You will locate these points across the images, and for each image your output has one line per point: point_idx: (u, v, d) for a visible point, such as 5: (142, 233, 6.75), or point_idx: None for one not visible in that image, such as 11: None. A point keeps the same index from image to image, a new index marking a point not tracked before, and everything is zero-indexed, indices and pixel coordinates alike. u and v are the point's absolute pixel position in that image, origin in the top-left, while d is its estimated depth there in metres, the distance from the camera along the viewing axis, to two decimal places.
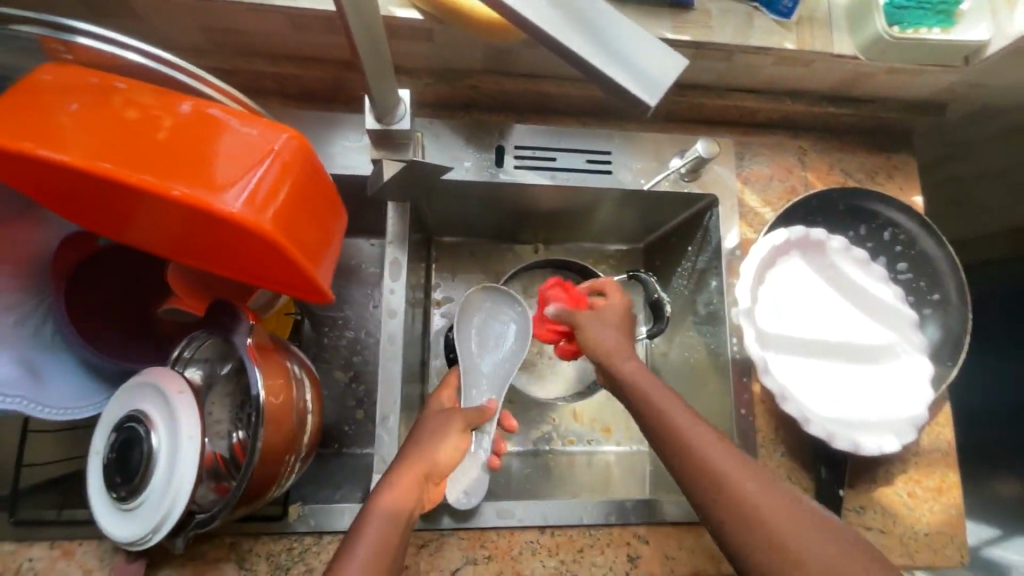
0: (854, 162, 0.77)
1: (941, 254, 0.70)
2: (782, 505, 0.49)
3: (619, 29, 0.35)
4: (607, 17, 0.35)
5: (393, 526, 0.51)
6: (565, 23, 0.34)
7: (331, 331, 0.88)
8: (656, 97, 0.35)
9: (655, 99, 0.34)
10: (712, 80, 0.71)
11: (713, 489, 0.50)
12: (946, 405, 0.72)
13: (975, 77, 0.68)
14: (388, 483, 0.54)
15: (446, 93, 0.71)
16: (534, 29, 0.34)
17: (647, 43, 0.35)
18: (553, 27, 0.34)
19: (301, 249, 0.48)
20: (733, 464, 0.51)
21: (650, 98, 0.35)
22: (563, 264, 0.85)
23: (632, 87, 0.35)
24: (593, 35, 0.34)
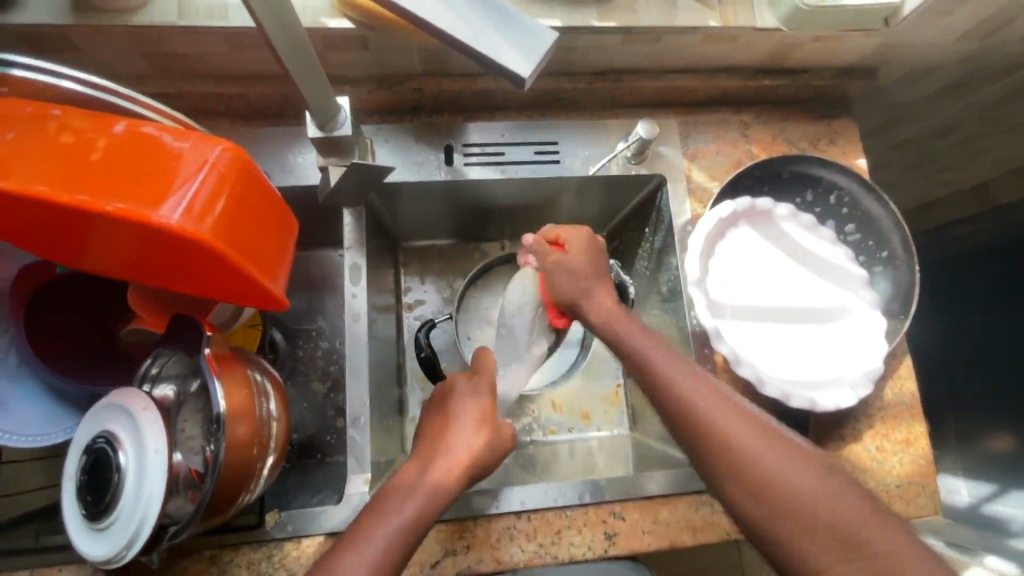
0: (797, 131, 0.80)
1: (885, 212, 0.72)
2: (768, 450, 0.50)
3: (508, 17, 0.37)
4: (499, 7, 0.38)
5: (437, 498, 0.54)
6: (452, 17, 0.37)
7: (305, 343, 0.89)
8: (529, 75, 0.37)
9: (527, 77, 0.36)
10: (647, 64, 0.73)
11: (699, 435, 0.52)
12: (905, 359, 0.74)
13: (897, 39, 0.71)
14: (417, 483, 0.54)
15: (391, 98, 0.73)
16: (420, 22, 0.36)
17: (528, 30, 0.38)
18: (440, 19, 0.36)
19: (247, 256, 0.50)
20: (720, 411, 0.53)
21: (526, 71, 0.37)
22: None
23: (511, 64, 0.37)
24: (478, 22, 0.37)
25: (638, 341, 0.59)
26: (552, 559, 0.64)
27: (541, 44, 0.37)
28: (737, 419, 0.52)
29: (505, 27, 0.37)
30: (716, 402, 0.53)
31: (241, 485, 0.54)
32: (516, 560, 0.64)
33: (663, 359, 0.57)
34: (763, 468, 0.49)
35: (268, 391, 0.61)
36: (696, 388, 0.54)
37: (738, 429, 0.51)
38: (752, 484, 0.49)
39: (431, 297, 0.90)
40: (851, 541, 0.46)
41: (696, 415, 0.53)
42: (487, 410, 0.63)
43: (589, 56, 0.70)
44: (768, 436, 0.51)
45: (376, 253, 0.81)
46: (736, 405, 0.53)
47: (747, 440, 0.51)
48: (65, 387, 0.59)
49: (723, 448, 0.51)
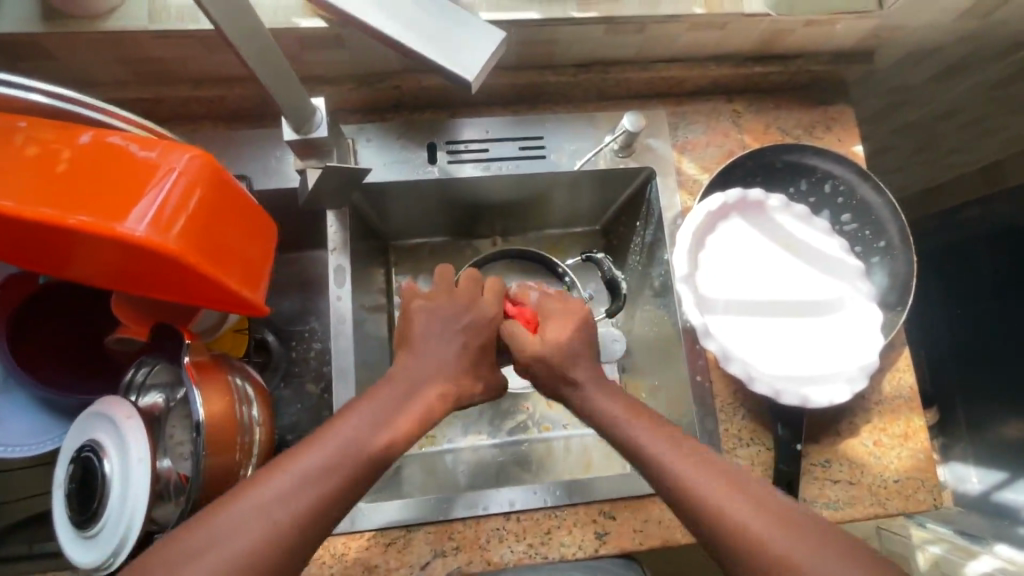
0: (791, 118, 0.77)
1: (881, 201, 0.70)
2: (763, 518, 0.46)
3: (459, 30, 0.43)
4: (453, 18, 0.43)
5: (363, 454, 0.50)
6: (409, 32, 0.43)
7: (299, 344, 0.89)
8: (473, 75, 0.42)
9: (471, 79, 0.42)
10: (632, 54, 0.71)
11: (689, 507, 0.48)
12: (905, 350, 0.72)
13: (892, 20, 0.68)
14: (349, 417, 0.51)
15: (372, 97, 0.72)
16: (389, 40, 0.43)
17: (472, 36, 0.42)
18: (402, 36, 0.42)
19: (219, 265, 0.49)
20: (706, 479, 0.49)
21: (471, 76, 0.42)
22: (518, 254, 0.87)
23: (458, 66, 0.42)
24: (431, 34, 0.42)
25: (633, 429, 0.54)
26: (542, 559, 0.64)
27: (489, 49, 0.42)
28: (762, 511, 0.46)
29: (459, 36, 0.43)
30: (741, 500, 0.47)
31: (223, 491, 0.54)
32: (506, 560, 0.64)
33: (640, 436, 0.53)
34: (769, 542, 0.44)
35: (252, 397, 0.61)
36: (707, 478, 0.49)
37: (763, 524, 0.45)
38: (758, 559, 0.44)
39: None
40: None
41: (712, 513, 0.47)
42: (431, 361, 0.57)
43: (572, 48, 0.68)
44: (764, 507, 0.47)
45: (365, 252, 0.80)
46: (758, 500, 0.47)
47: (778, 534, 0.45)
48: (53, 398, 0.60)
49: (750, 549, 0.45)
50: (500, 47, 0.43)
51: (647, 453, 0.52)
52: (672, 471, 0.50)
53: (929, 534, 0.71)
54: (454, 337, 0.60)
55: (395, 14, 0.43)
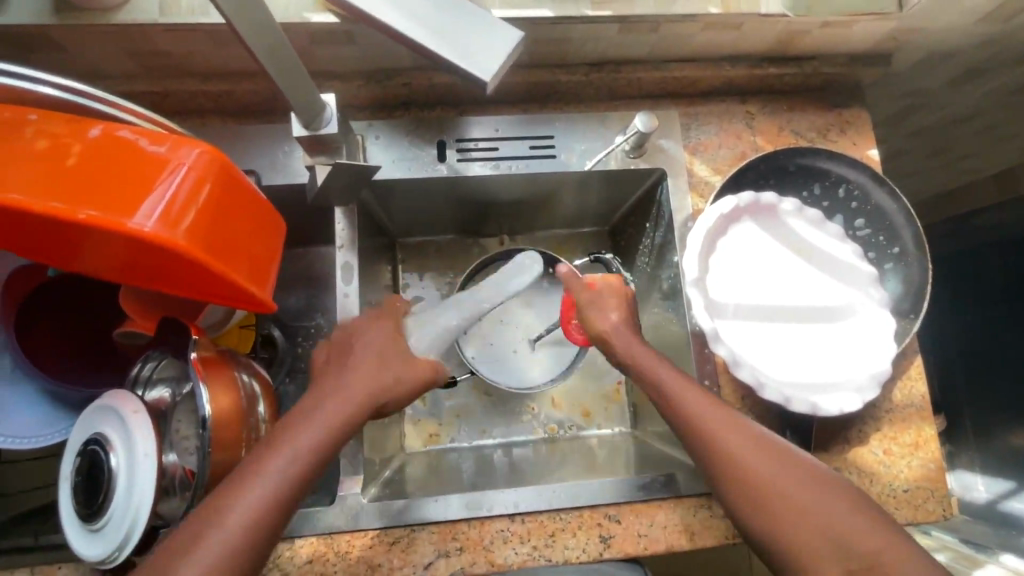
0: (804, 121, 0.76)
1: (896, 206, 0.69)
2: (770, 463, 0.53)
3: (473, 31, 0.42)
4: (468, 20, 0.43)
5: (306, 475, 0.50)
6: (425, 31, 0.42)
7: (305, 340, 0.89)
8: (490, 76, 0.41)
9: (488, 79, 0.41)
10: (645, 54, 0.70)
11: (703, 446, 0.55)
12: (916, 359, 0.71)
13: (911, 22, 0.67)
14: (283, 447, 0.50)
15: (381, 93, 0.71)
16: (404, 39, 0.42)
17: (488, 37, 0.42)
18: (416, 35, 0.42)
19: (227, 261, 0.49)
20: (723, 424, 0.55)
21: (487, 77, 0.41)
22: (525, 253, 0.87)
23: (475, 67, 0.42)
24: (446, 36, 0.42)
25: (655, 371, 0.59)
26: (546, 562, 0.63)
27: (504, 52, 0.42)
28: (770, 457, 0.53)
29: (473, 37, 0.42)
30: (744, 437, 0.54)
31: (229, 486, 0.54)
32: (510, 562, 0.63)
33: (664, 379, 0.58)
34: (770, 485, 0.52)
35: (259, 393, 0.61)
36: (723, 424, 0.55)
37: (760, 460, 0.53)
38: (757, 496, 0.52)
39: (429, 293, 0.89)
40: (863, 562, 0.48)
41: (714, 443, 0.54)
42: (373, 383, 0.57)
43: (585, 46, 0.67)
44: (771, 453, 0.53)
45: (372, 249, 0.80)
46: (758, 438, 0.55)
47: (768, 467, 0.53)
48: (62, 393, 0.60)
49: (741, 478, 0.53)
50: (516, 50, 0.43)
51: (666, 392, 0.58)
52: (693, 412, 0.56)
53: (935, 542, 0.72)
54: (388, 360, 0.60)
55: (408, 14, 0.43)
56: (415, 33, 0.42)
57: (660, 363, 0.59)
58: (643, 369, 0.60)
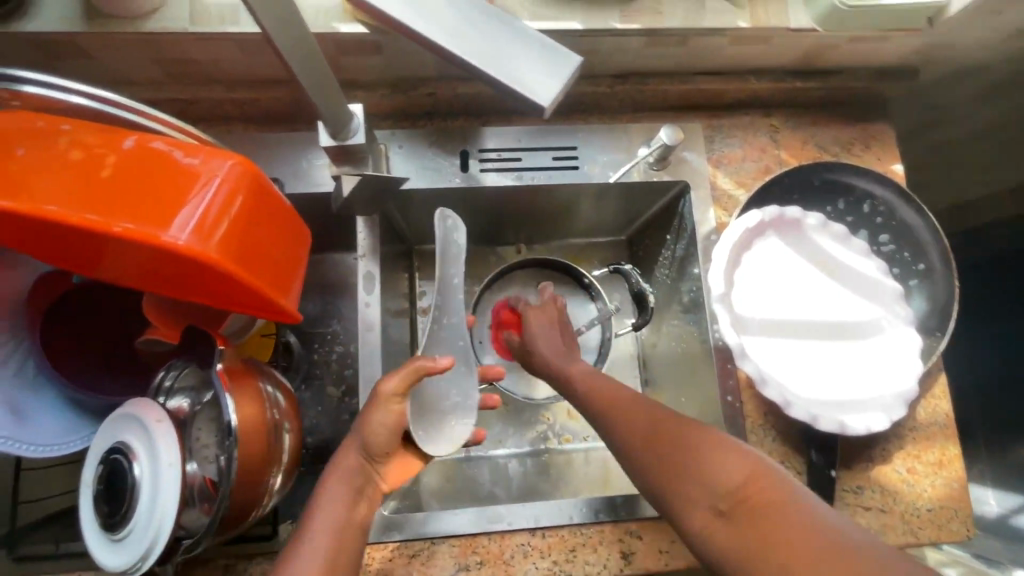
0: (829, 135, 0.76)
1: (923, 223, 0.68)
2: (650, 425, 0.55)
3: (532, 56, 0.44)
4: (527, 45, 0.45)
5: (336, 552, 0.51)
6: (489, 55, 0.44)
7: (321, 346, 0.89)
8: (549, 101, 0.44)
9: (548, 105, 0.43)
10: (670, 66, 0.70)
11: (603, 423, 0.59)
12: (941, 377, 0.70)
13: (941, 38, 0.66)
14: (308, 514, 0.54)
15: (405, 103, 0.71)
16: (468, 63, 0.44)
17: (545, 64, 0.44)
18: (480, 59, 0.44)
19: (256, 273, 0.49)
20: (611, 398, 0.60)
21: (546, 101, 0.44)
22: (543, 262, 0.86)
23: (535, 92, 0.44)
24: (507, 60, 0.44)
25: (565, 368, 0.67)
26: None
27: (563, 76, 0.44)
28: (649, 419, 0.55)
29: (534, 62, 0.44)
30: (645, 406, 0.57)
31: (252, 497, 0.54)
32: None
33: (573, 373, 0.66)
34: (649, 445, 0.53)
35: (282, 403, 0.61)
36: (610, 395, 0.61)
37: (640, 423, 0.56)
38: (644, 460, 0.53)
39: None
40: (736, 500, 0.46)
41: (608, 418, 0.59)
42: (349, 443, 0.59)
43: (611, 58, 0.67)
44: (652, 416, 0.56)
45: (391, 258, 0.80)
46: (645, 404, 0.58)
47: (663, 421, 0.54)
48: (83, 399, 0.60)
49: (629, 437, 0.55)
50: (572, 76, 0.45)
51: (575, 385, 0.65)
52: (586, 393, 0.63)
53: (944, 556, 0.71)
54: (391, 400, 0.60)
55: (471, 37, 0.44)
56: (474, 58, 0.44)
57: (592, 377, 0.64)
58: (576, 384, 0.65)
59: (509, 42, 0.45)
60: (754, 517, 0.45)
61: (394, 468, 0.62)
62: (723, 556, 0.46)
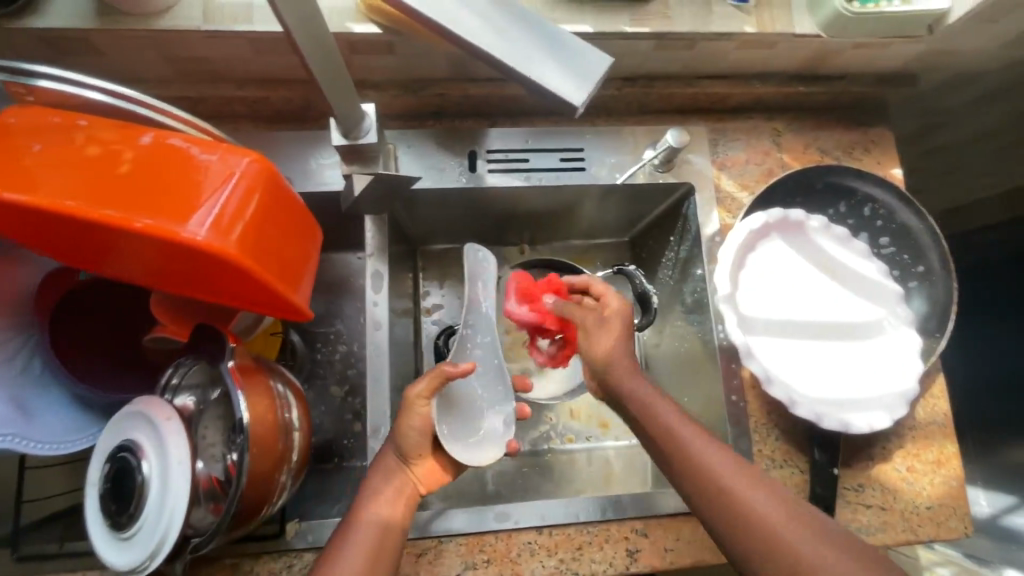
0: (830, 139, 0.77)
1: (922, 226, 0.70)
2: (754, 491, 0.52)
3: (561, 54, 0.43)
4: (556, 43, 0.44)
5: (375, 551, 0.53)
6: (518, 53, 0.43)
7: (324, 346, 0.89)
8: (582, 101, 0.43)
9: (580, 104, 0.42)
10: (677, 70, 0.71)
11: (685, 474, 0.55)
12: (939, 377, 0.72)
13: (941, 45, 0.68)
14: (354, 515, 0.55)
15: (413, 103, 0.71)
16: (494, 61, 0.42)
17: (573, 61, 0.43)
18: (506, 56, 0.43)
19: (271, 270, 0.49)
20: (703, 450, 0.55)
21: (579, 100, 0.43)
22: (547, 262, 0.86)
23: (565, 91, 0.42)
24: (536, 58, 0.43)
25: (637, 392, 0.60)
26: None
27: (592, 77, 0.43)
28: (752, 485, 0.52)
29: (564, 61, 0.43)
30: (744, 478, 0.53)
31: (261, 495, 0.54)
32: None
33: (647, 399, 0.59)
34: (751, 514, 0.51)
35: (290, 401, 0.61)
36: (701, 446, 0.55)
37: (746, 488, 0.52)
38: (739, 527, 0.51)
39: (449, 301, 0.89)
40: None
41: (697, 468, 0.54)
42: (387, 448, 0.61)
43: (619, 62, 0.68)
44: (755, 482, 0.53)
45: (396, 258, 0.80)
46: (744, 465, 0.54)
47: (774, 509, 0.51)
48: (90, 397, 0.59)
49: (731, 502, 0.52)
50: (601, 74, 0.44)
51: (656, 425, 0.58)
52: (671, 436, 0.57)
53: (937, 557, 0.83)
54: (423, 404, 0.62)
55: (499, 34, 0.43)
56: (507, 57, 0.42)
57: (654, 395, 0.60)
58: (640, 400, 0.59)
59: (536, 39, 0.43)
60: None
61: (428, 470, 0.62)
62: None
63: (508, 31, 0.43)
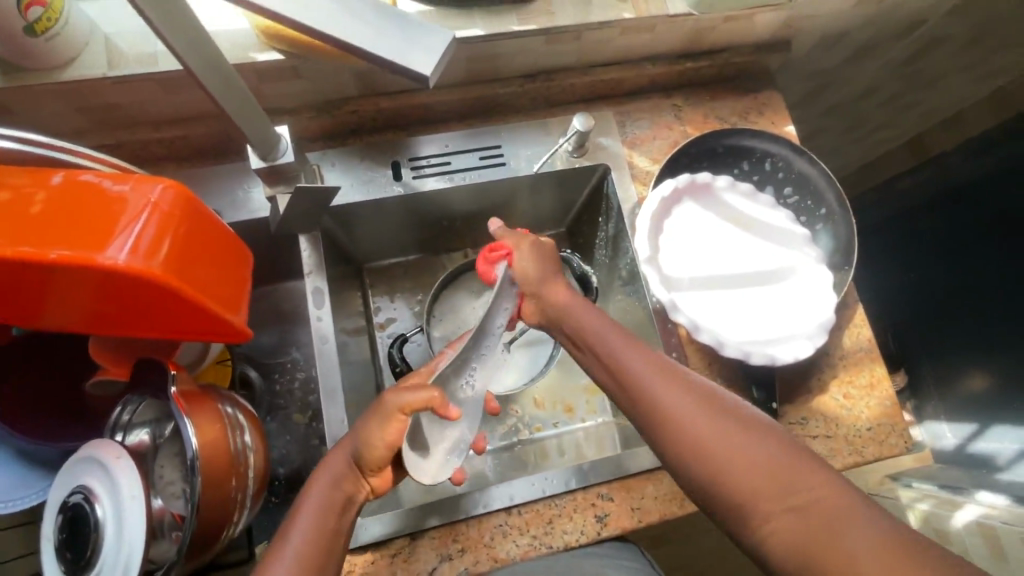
0: (725, 108, 0.84)
1: (816, 171, 0.76)
2: (682, 395, 0.52)
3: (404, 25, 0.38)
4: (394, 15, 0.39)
5: (328, 533, 0.52)
6: (360, 26, 0.38)
7: (281, 376, 0.90)
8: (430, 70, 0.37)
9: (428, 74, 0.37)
10: (573, 62, 0.76)
11: (618, 383, 0.56)
12: (858, 307, 0.77)
13: (802, 10, 0.75)
14: (306, 497, 0.54)
15: (330, 123, 0.75)
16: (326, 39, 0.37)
17: (417, 30, 0.38)
18: (341, 31, 0.37)
19: (201, 289, 0.50)
20: (632, 359, 0.56)
21: (428, 69, 0.37)
22: None
23: (412, 64, 0.37)
24: (376, 30, 0.38)
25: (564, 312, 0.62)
26: (547, 549, 0.65)
27: (441, 45, 0.38)
28: (678, 386, 0.53)
29: (408, 33, 0.38)
30: (664, 379, 0.54)
31: (220, 521, 0.54)
32: (512, 555, 0.64)
33: (570, 318, 0.61)
34: (679, 416, 0.51)
35: (243, 424, 0.61)
36: (629, 356, 0.56)
37: (675, 393, 0.52)
38: (671, 430, 0.51)
39: (402, 313, 0.91)
40: (797, 493, 0.46)
41: (625, 376, 0.55)
42: (341, 447, 0.57)
43: (516, 60, 0.73)
44: (683, 385, 0.53)
45: (340, 276, 0.82)
46: (674, 369, 0.55)
47: (683, 401, 0.52)
48: (33, 448, 0.59)
49: (659, 408, 0.52)
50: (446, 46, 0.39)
51: (581, 338, 0.60)
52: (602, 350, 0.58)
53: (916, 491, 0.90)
54: (387, 425, 0.54)
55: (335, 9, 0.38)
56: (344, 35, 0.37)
57: (560, 295, 0.62)
58: (559, 313, 0.62)
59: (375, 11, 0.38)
60: (810, 511, 0.45)
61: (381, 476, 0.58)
62: (772, 544, 0.46)
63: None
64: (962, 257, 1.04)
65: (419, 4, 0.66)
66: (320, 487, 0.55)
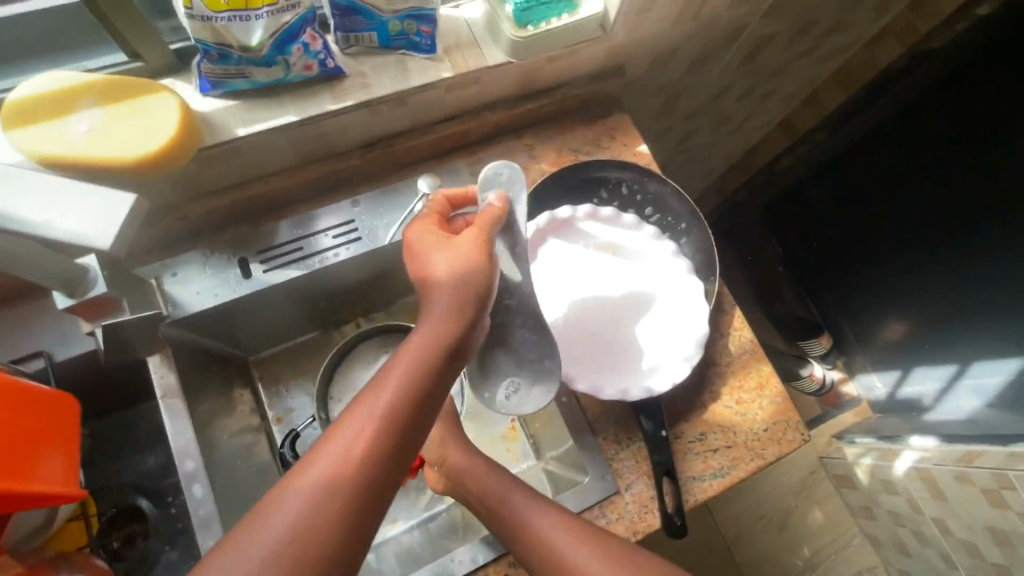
0: (576, 138, 0.84)
1: (668, 189, 0.78)
2: (571, 540, 0.58)
3: (86, 200, 0.49)
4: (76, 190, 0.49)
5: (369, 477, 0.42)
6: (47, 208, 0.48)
7: (174, 499, 0.82)
8: (106, 241, 0.48)
9: (104, 244, 0.47)
10: (410, 124, 0.75)
11: (518, 535, 0.61)
12: (735, 310, 0.79)
13: (622, 39, 0.76)
14: (361, 411, 0.44)
15: (163, 231, 0.70)
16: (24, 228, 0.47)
17: (100, 201, 0.49)
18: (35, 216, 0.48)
19: (12, 462, 0.48)
20: (526, 510, 0.62)
21: (104, 242, 0.48)
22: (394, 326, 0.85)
23: (93, 239, 0.48)
24: (62, 212, 0.48)
25: (463, 461, 0.68)
26: None
27: (120, 215, 0.49)
28: (568, 531, 0.59)
29: (88, 210, 0.48)
30: (557, 525, 0.59)
31: None
32: None
33: (471, 472, 0.67)
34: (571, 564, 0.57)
35: None
36: (524, 507, 0.62)
37: (566, 541, 0.58)
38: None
39: (302, 403, 0.85)
40: None
41: (524, 528, 0.61)
42: (428, 338, 0.48)
43: (347, 134, 0.70)
44: (572, 528, 0.59)
45: (213, 384, 0.77)
46: (564, 512, 0.61)
47: (574, 547, 0.57)
48: None
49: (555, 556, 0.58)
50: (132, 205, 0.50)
51: (480, 493, 0.66)
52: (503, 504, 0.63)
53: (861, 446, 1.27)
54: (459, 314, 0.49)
55: (37, 202, 0.48)
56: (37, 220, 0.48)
57: (456, 449, 0.69)
58: (457, 466, 0.68)
59: (64, 188, 0.49)
60: None
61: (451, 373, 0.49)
62: None
63: (55, 186, 0.49)
64: (853, 252, 1.20)
65: (221, 100, 0.62)
66: (382, 410, 0.45)
